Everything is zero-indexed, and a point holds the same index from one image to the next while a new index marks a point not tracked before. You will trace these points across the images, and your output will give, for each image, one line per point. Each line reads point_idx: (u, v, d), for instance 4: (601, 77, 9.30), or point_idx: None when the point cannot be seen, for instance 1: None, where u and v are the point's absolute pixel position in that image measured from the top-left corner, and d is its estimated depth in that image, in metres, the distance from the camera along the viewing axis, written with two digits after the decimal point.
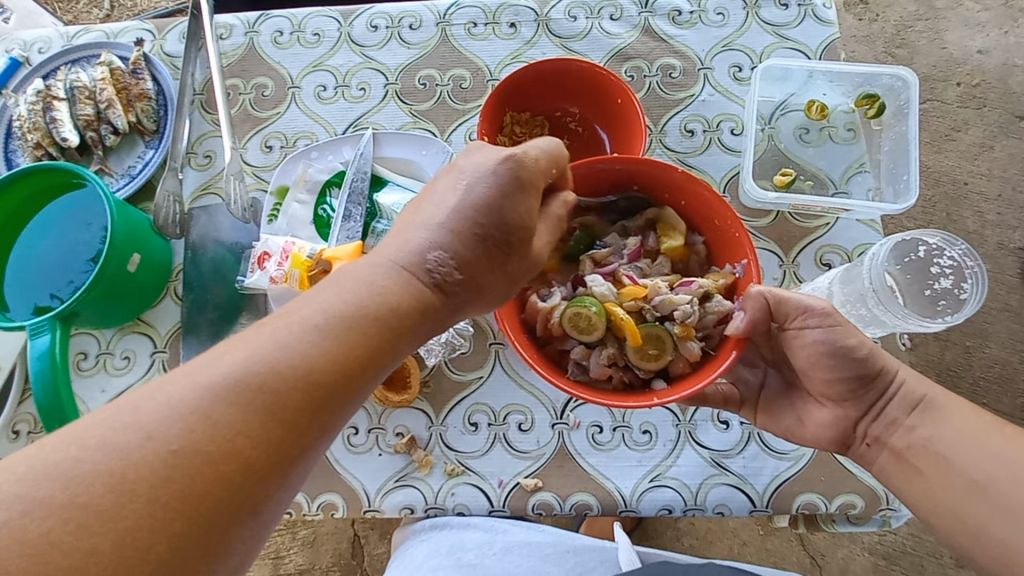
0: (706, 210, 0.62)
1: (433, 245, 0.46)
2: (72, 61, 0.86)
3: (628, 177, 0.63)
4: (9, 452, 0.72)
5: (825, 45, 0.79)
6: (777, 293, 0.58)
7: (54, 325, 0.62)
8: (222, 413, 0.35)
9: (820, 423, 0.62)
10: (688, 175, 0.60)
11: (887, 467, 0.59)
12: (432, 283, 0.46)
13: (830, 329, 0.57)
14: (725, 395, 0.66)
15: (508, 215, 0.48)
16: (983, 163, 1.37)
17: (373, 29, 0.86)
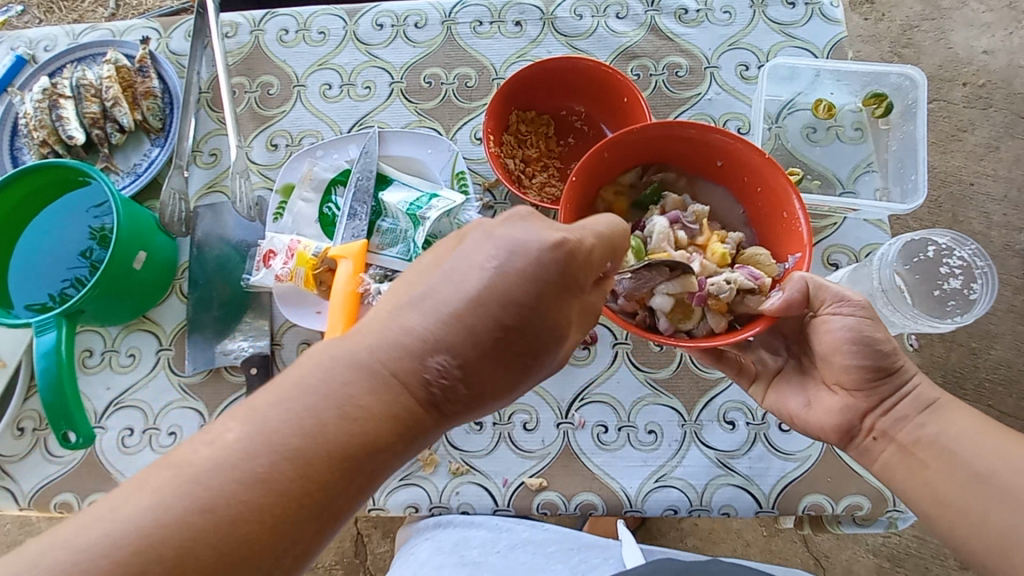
0: (775, 198, 0.61)
1: (440, 348, 0.39)
2: (78, 59, 0.86)
3: (707, 148, 0.63)
4: (14, 449, 0.73)
5: (832, 44, 0.78)
6: (817, 281, 0.58)
7: (60, 323, 0.62)
8: (205, 528, 0.32)
9: (828, 409, 0.61)
10: (770, 162, 0.60)
11: (892, 462, 0.58)
12: (428, 392, 0.39)
13: (860, 318, 0.57)
14: (739, 365, 0.66)
15: (540, 316, 0.41)
16: (988, 164, 1.36)
17: (378, 28, 0.85)
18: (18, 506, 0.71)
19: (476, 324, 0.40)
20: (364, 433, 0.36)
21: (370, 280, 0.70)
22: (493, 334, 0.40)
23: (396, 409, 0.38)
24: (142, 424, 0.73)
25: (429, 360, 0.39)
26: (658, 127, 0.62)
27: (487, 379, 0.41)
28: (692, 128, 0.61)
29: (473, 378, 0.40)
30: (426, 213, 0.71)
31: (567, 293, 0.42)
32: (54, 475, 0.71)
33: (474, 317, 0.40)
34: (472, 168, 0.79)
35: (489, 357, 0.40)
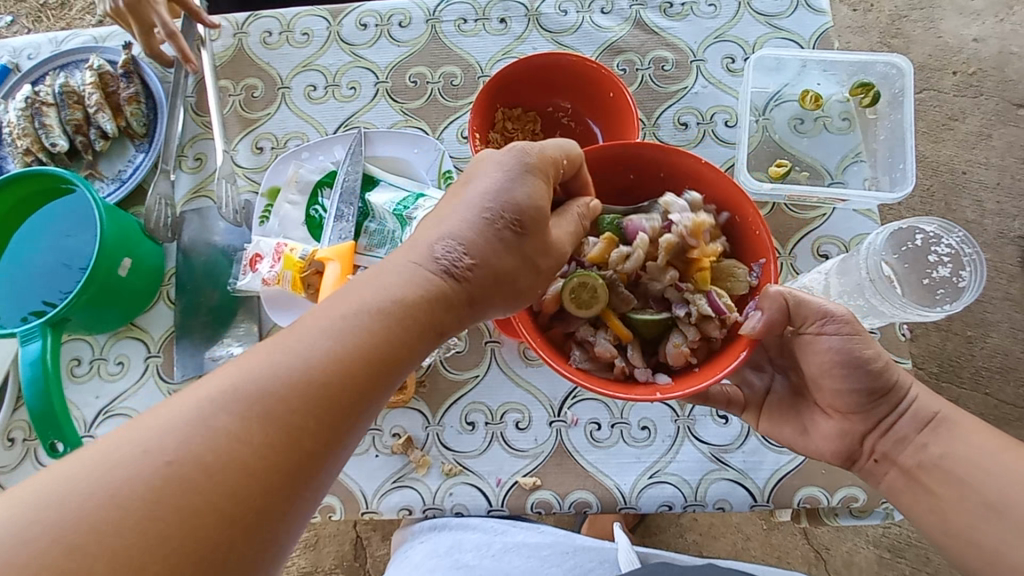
0: (733, 210, 0.60)
1: (447, 237, 0.46)
2: (61, 67, 0.86)
3: (659, 167, 0.62)
4: (5, 460, 0.72)
5: (819, 34, 0.78)
6: (794, 293, 0.56)
7: (45, 332, 0.62)
8: (243, 433, 0.34)
9: (825, 436, 0.61)
10: (723, 174, 0.59)
11: (896, 484, 0.59)
12: (448, 277, 0.45)
13: (846, 336, 0.56)
14: (728, 397, 0.65)
15: (522, 198, 0.48)
16: (981, 152, 1.36)
17: (363, 27, 0.85)
18: None
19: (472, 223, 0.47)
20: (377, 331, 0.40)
21: None
22: (487, 220, 0.48)
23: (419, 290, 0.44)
24: None
25: (439, 247, 0.46)
26: (604, 151, 0.60)
27: (500, 262, 0.48)
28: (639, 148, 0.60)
29: (482, 261, 0.47)
30: (413, 213, 0.71)
31: (535, 179, 0.49)
32: None
33: (473, 217, 0.48)
34: (459, 167, 0.78)
35: (500, 248, 0.48)
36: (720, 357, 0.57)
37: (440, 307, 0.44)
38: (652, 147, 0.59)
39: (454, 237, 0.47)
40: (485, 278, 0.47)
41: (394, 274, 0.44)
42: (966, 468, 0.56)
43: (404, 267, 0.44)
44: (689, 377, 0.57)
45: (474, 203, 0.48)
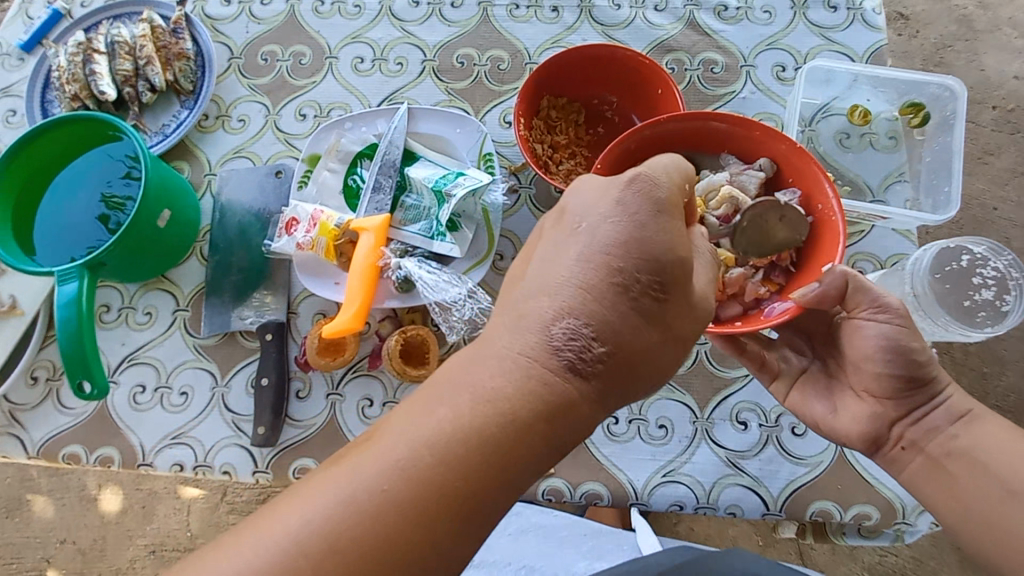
0: (807, 185, 0.60)
1: (567, 313, 0.40)
2: (115, 17, 0.86)
3: (740, 141, 0.63)
4: (26, 399, 0.73)
5: (872, 51, 0.77)
6: (858, 278, 0.56)
7: (83, 274, 0.63)
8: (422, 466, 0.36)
9: (855, 417, 0.60)
10: (802, 151, 0.59)
11: (920, 473, 0.57)
12: (573, 366, 0.39)
13: (895, 326, 0.56)
14: (762, 359, 0.66)
15: (658, 252, 0.41)
16: (1014, 189, 1.34)
17: (414, 5, 0.85)
18: (27, 455, 0.71)
19: (588, 278, 0.41)
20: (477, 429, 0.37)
21: (390, 254, 0.70)
22: (612, 289, 0.40)
23: (533, 389, 0.38)
24: (155, 382, 0.73)
25: (555, 328, 0.39)
26: (693, 121, 0.61)
27: (632, 340, 0.41)
28: (725, 119, 0.61)
29: (609, 336, 0.40)
30: (452, 190, 0.71)
31: (670, 226, 0.42)
32: (64, 426, 0.72)
33: (592, 274, 0.41)
34: (500, 151, 0.78)
35: (631, 315, 0.40)
36: (761, 316, 0.57)
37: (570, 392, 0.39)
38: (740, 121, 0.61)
39: (574, 312, 0.40)
40: (620, 361, 0.40)
41: (525, 347, 0.39)
42: (999, 457, 0.54)
43: (515, 361, 0.39)
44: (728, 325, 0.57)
45: (585, 260, 0.41)
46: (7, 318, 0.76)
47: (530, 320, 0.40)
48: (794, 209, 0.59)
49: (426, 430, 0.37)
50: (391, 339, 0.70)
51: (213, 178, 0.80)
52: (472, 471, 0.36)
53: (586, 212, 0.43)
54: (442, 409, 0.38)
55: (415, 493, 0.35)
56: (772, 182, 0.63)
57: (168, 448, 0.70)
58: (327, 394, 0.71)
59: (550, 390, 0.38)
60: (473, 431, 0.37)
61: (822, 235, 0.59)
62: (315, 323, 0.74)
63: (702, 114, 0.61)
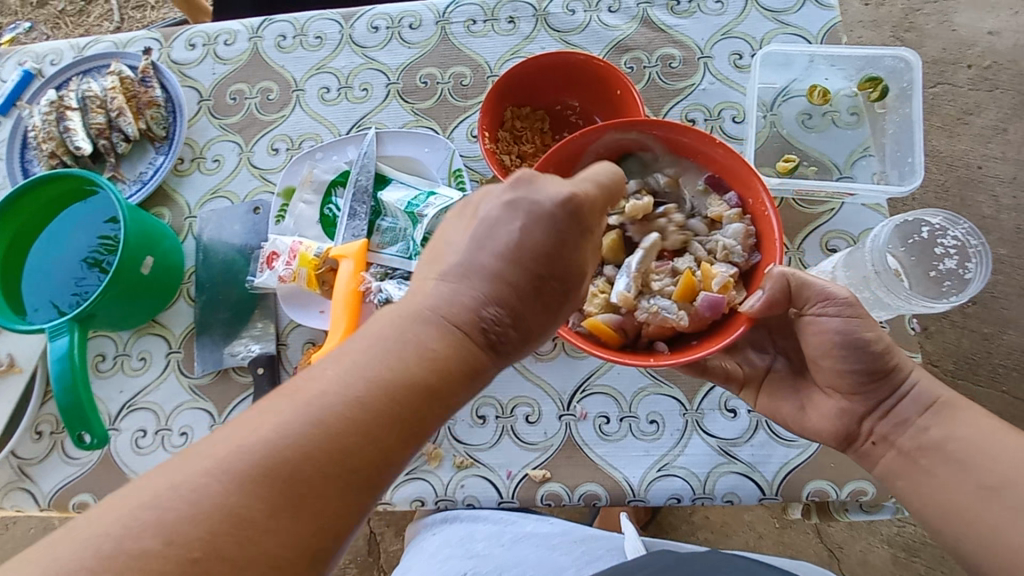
0: (740, 187, 0.61)
1: (488, 302, 0.41)
2: (83, 72, 0.88)
3: (666, 143, 0.63)
4: (33, 453, 0.75)
5: (826, 30, 0.78)
6: (799, 274, 0.57)
7: (72, 328, 0.64)
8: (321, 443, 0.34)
9: (823, 415, 0.62)
10: (732, 152, 0.60)
11: (892, 466, 0.59)
12: (486, 339, 0.41)
13: (845, 318, 0.57)
14: (726, 373, 0.66)
15: (570, 263, 0.44)
16: (996, 146, 1.34)
17: (374, 30, 0.86)
18: (39, 506, 0.73)
19: (511, 279, 0.42)
20: (422, 373, 0.38)
21: (371, 278, 0.71)
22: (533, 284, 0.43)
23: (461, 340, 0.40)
24: (155, 425, 0.74)
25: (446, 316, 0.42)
26: (622, 128, 0.62)
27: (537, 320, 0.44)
28: (648, 124, 0.61)
29: (519, 323, 0.43)
30: (424, 211, 0.73)
31: (582, 244, 0.44)
32: (72, 476, 0.73)
33: (502, 272, 0.42)
34: (469, 165, 0.79)
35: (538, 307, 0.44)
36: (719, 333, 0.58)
37: (478, 357, 0.41)
38: (669, 125, 0.61)
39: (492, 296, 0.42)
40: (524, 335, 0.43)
41: (419, 325, 0.39)
42: (974, 450, 0.56)
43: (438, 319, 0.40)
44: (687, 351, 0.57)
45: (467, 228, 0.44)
46: (6, 376, 0.78)
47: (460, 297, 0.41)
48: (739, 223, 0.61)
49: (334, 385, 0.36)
50: None
51: (194, 220, 0.82)
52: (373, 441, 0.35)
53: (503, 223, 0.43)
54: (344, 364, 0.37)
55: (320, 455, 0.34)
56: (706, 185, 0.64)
57: None
58: None
59: (468, 354, 0.40)
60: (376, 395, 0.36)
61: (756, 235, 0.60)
62: (306, 352, 0.75)
63: (623, 124, 0.61)
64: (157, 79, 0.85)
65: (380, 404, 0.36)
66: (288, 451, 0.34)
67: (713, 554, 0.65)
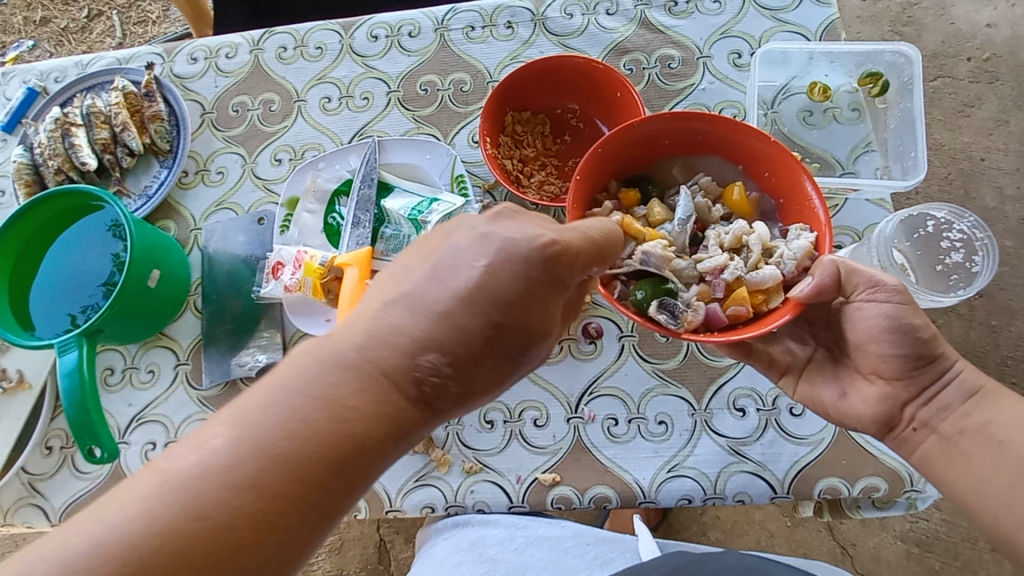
0: (796, 194, 0.61)
1: (432, 347, 0.42)
2: (87, 88, 0.89)
3: (724, 144, 0.63)
4: (44, 468, 0.75)
5: (825, 26, 0.78)
6: (848, 263, 0.58)
7: (81, 342, 0.65)
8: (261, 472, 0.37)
9: (866, 399, 0.61)
10: (791, 157, 0.60)
11: (931, 452, 0.58)
12: (419, 390, 0.42)
13: (895, 305, 0.57)
14: (769, 358, 0.66)
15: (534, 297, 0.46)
16: (998, 137, 1.34)
17: (373, 39, 0.87)
18: (50, 522, 0.73)
19: (465, 323, 0.43)
20: (355, 429, 0.40)
21: None
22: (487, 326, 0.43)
23: (384, 407, 0.41)
24: (165, 438, 0.75)
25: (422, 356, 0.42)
26: (675, 122, 0.62)
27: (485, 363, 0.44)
28: (706, 120, 0.61)
29: (460, 372, 0.43)
30: (427, 217, 0.73)
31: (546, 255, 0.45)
32: (83, 491, 0.73)
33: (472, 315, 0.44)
34: (471, 171, 0.80)
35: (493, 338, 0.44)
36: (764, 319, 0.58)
37: (413, 413, 0.42)
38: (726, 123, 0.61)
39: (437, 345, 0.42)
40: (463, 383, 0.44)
41: (360, 375, 0.41)
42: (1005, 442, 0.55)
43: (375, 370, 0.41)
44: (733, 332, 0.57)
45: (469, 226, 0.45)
46: (17, 393, 0.79)
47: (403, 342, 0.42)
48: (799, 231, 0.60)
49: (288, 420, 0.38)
50: None
51: (199, 232, 0.82)
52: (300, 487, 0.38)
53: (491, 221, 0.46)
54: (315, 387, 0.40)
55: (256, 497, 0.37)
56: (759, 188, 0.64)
57: None
58: None
59: (399, 412, 0.41)
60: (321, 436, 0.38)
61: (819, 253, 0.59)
62: None
63: (684, 114, 0.61)
64: (159, 93, 0.86)
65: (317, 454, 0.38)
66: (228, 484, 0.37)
67: (729, 553, 0.65)
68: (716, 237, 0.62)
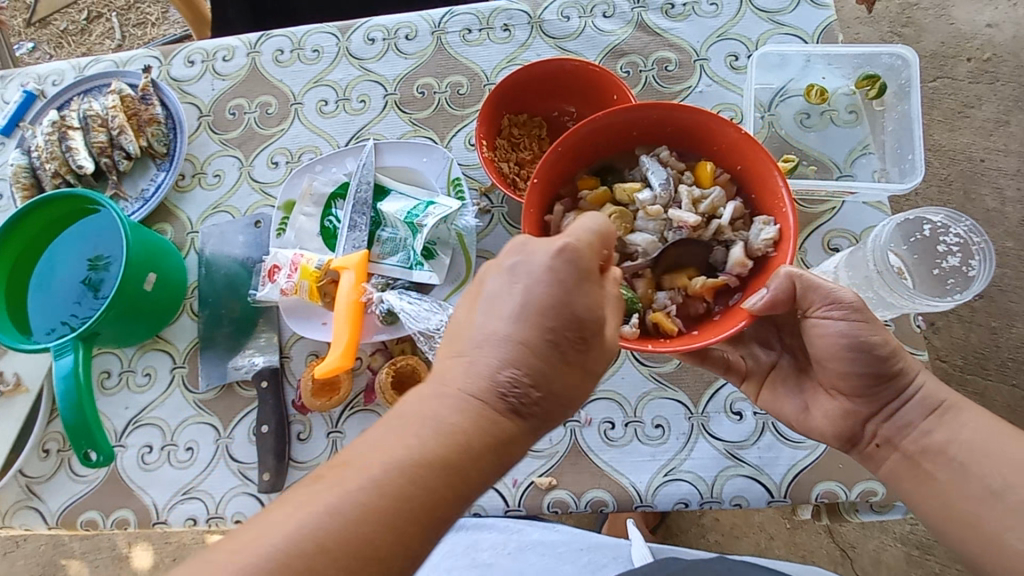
0: (767, 193, 0.60)
1: (507, 364, 0.42)
2: (84, 92, 0.89)
3: (705, 134, 0.62)
4: (41, 470, 0.75)
5: (822, 29, 0.78)
6: (806, 275, 0.56)
7: (77, 346, 0.65)
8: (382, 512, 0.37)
9: (827, 414, 0.61)
10: (769, 159, 0.59)
11: (897, 470, 0.58)
12: (506, 402, 0.42)
13: (852, 323, 0.55)
14: (727, 363, 0.66)
15: (581, 311, 0.43)
16: (999, 138, 1.33)
17: (370, 42, 0.87)
18: (47, 525, 0.73)
19: (527, 337, 0.43)
20: (460, 449, 0.40)
21: (372, 289, 0.71)
22: (545, 339, 0.43)
23: (480, 424, 0.41)
24: (161, 441, 0.74)
25: (500, 374, 0.42)
26: (655, 109, 0.61)
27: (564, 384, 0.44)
28: (689, 110, 0.61)
29: (542, 383, 0.43)
30: (423, 220, 0.72)
31: (593, 287, 0.44)
32: (79, 493, 0.73)
33: (525, 331, 0.43)
34: (468, 174, 0.80)
35: (558, 363, 0.43)
36: (718, 325, 0.58)
37: (508, 427, 0.42)
38: (706, 116, 0.60)
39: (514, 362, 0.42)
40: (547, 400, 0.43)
41: (455, 404, 0.41)
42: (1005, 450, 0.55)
43: (463, 394, 0.42)
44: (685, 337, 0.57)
45: None
46: (13, 396, 0.79)
47: (477, 364, 0.43)
48: (767, 229, 0.59)
49: (392, 457, 0.39)
50: (381, 372, 0.71)
51: (195, 235, 0.82)
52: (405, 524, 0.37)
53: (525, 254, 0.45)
54: (430, 416, 0.41)
55: (363, 531, 0.36)
56: (737, 181, 0.64)
57: (180, 504, 0.72)
58: (328, 432, 0.72)
59: (497, 424, 0.41)
60: (433, 458, 0.39)
61: (780, 252, 0.58)
62: (309, 364, 0.75)
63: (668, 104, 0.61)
64: (157, 97, 0.86)
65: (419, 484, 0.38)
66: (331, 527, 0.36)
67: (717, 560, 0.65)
68: (687, 195, 0.63)
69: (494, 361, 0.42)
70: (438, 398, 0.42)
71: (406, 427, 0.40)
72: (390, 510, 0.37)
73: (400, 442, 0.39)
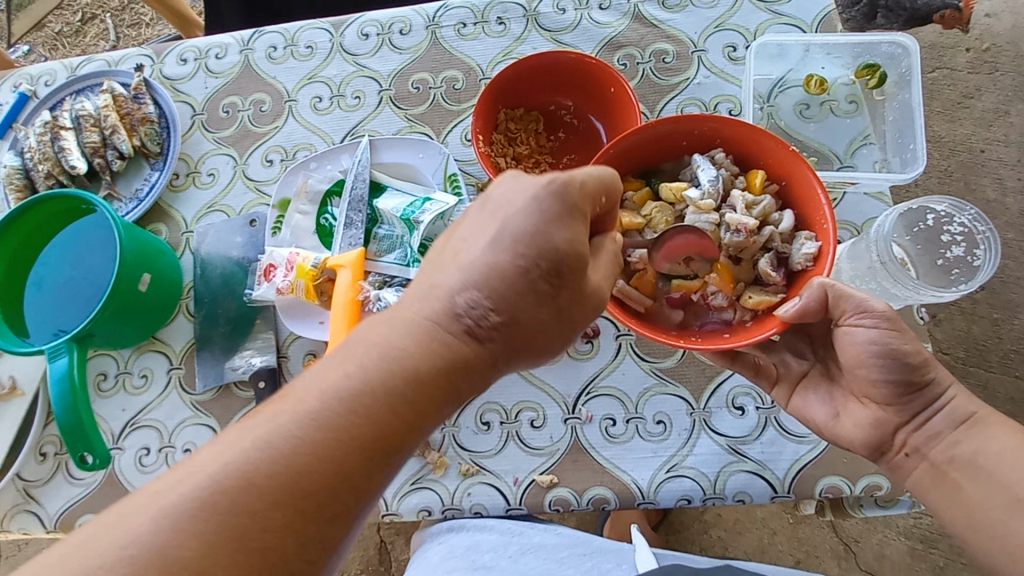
0: (814, 213, 0.59)
1: (468, 287, 0.43)
2: (76, 91, 0.88)
3: (757, 154, 0.61)
4: (38, 475, 0.74)
5: (821, 18, 0.77)
6: (838, 287, 0.56)
7: (72, 348, 0.64)
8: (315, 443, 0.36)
9: (858, 423, 0.60)
10: (819, 182, 0.58)
11: (923, 481, 0.58)
12: (467, 329, 0.42)
13: (882, 330, 0.55)
14: (757, 367, 0.65)
15: (558, 243, 0.43)
16: (998, 129, 1.32)
17: (364, 37, 0.86)
18: (46, 529, 0.72)
19: (497, 264, 0.43)
20: (403, 369, 0.39)
21: (369, 287, 0.70)
22: (517, 269, 0.43)
23: (435, 345, 0.41)
24: (158, 443, 0.74)
25: (459, 298, 0.43)
26: (716, 122, 0.61)
27: (526, 314, 0.44)
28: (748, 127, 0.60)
29: (504, 307, 0.43)
30: (420, 217, 0.72)
31: (574, 224, 0.44)
32: (77, 497, 0.73)
33: (498, 257, 0.43)
34: (465, 170, 0.79)
35: (526, 294, 0.43)
36: (750, 329, 0.58)
37: (465, 350, 0.42)
38: (764, 136, 0.60)
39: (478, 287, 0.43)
40: (508, 325, 0.43)
41: (409, 326, 0.41)
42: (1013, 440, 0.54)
43: (420, 323, 0.42)
44: (716, 338, 0.57)
45: None
46: (8, 400, 0.78)
47: (437, 290, 0.43)
48: (806, 245, 0.58)
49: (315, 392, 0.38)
50: None
51: (190, 235, 0.82)
52: (348, 448, 0.37)
53: (503, 200, 0.45)
54: (372, 339, 0.41)
55: (290, 460, 0.36)
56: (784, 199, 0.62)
57: None
58: None
59: (452, 349, 0.41)
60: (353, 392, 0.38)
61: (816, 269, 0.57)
62: (306, 363, 0.74)
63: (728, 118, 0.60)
64: (150, 96, 0.85)
65: (361, 410, 0.38)
66: (268, 459, 0.36)
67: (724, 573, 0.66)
68: (740, 199, 0.61)
69: (456, 283, 0.43)
70: (389, 322, 0.42)
71: (351, 351, 0.40)
72: (289, 446, 0.36)
73: (315, 373, 0.39)
